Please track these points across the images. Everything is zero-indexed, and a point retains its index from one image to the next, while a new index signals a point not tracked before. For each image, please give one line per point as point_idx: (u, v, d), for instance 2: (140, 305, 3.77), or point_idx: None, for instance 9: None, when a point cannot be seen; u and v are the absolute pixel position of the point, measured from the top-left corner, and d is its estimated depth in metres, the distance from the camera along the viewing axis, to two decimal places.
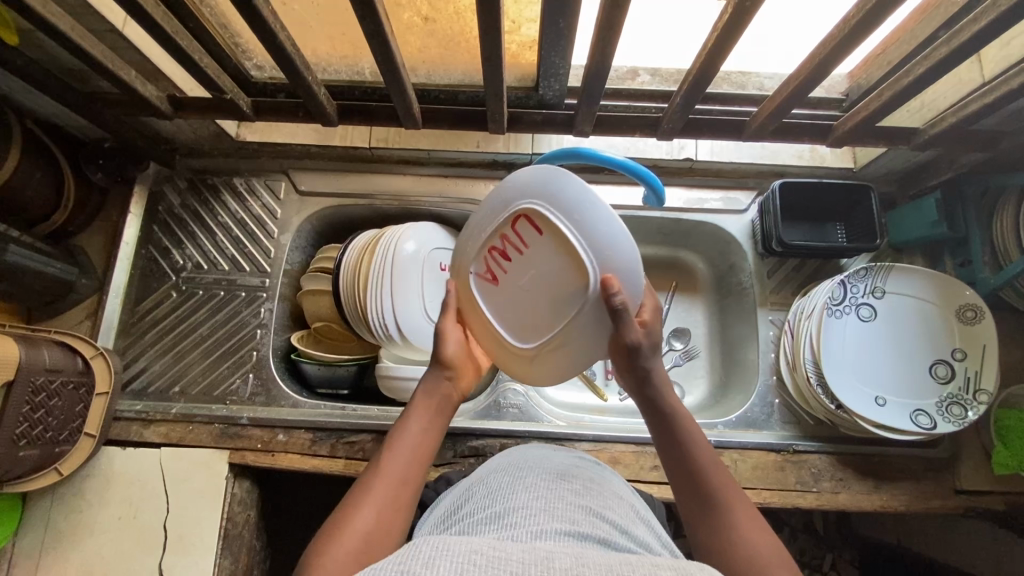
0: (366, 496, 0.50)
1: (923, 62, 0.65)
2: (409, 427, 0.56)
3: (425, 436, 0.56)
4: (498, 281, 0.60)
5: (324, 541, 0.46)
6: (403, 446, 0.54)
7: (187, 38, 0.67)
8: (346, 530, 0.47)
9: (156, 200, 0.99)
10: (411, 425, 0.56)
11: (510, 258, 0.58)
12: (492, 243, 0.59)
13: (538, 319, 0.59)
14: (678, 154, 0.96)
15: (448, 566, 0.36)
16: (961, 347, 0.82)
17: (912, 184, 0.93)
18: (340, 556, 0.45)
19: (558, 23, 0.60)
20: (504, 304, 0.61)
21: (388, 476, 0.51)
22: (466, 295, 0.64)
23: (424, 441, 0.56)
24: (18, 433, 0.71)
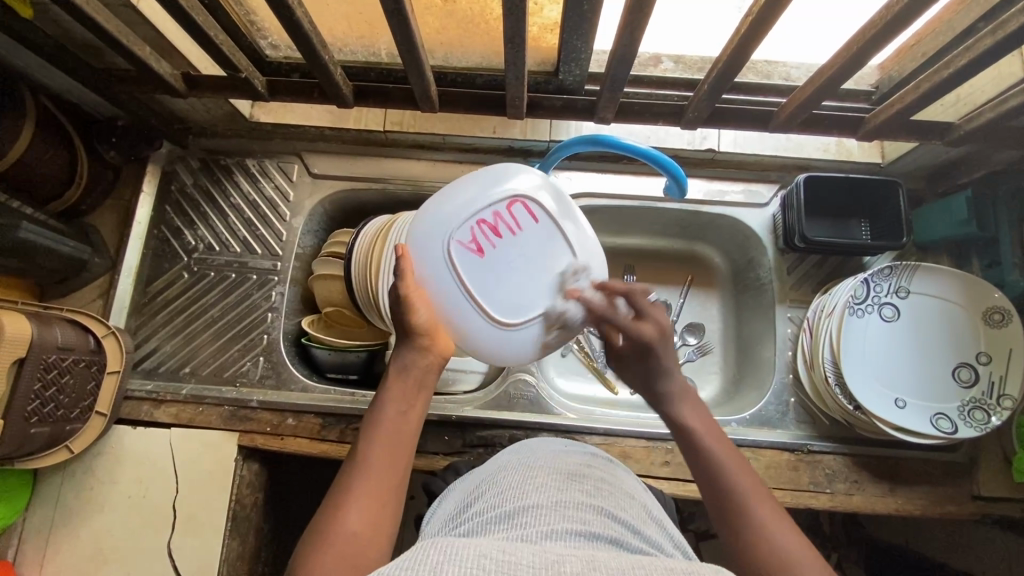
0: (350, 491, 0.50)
1: (964, 54, 0.62)
2: (383, 412, 0.56)
3: (403, 415, 0.57)
4: (484, 255, 0.61)
5: (314, 542, 0.47)
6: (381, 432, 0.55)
7: (202, 13, 0.65)
8: (336, 529, 0.47)
9: (168, 179, 0.98)
10: (386, 408, 0.57)
11: (501, 234, 0.61)
12: (482, 217, 0.61)
13: (524, 296, 0.62)
14: (700, 145, 0.93)
15: (456, 571, 0.35)
16: (987, 351, 0.80)
17: (941, 181, 0.91)
18: (335, 550, 0.46)
19: (583, 5, 0.58)
20: (489, 280, 0.61)
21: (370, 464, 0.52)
22: (422, 269, 0.62)
23: (402, 421, 0.56)
24: (30, 410, 0.70)
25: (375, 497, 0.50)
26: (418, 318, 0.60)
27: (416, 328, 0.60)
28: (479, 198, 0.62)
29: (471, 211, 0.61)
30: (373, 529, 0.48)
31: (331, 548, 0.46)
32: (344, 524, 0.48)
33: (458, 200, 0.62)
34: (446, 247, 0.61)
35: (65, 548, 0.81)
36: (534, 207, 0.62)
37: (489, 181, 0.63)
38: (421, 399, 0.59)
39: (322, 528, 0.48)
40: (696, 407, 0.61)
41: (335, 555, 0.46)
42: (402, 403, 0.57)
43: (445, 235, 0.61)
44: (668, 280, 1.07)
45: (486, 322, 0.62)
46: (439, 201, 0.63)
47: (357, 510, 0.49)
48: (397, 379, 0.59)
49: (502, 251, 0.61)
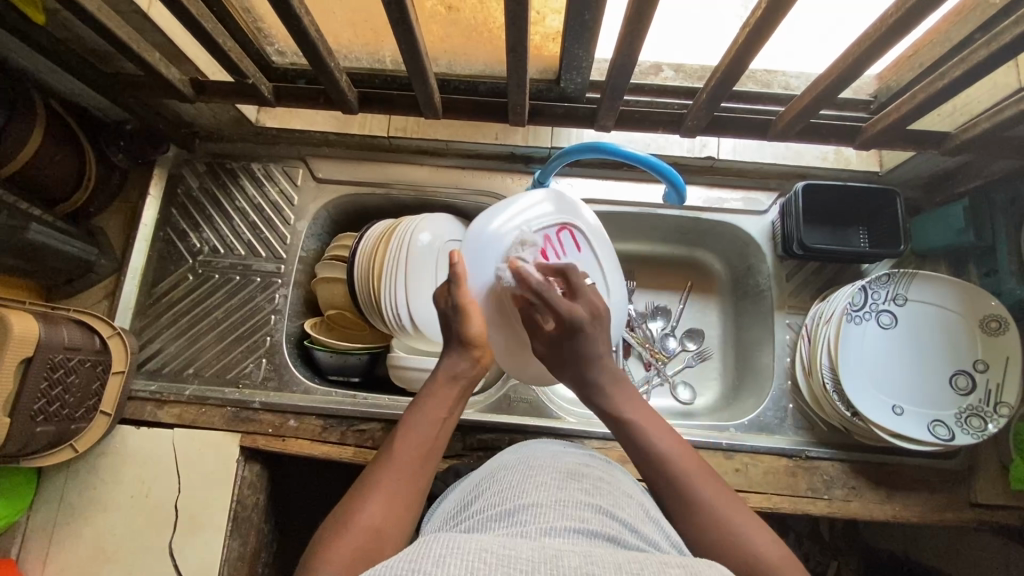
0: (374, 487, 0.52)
1: (959, 65, 0.63)
2: (415, 417, 0.59)
3: (434, 421, 0.59)
4: (533, 273, 0.69)
5: (334, 531, 0.48)
6: (412, 434, 0.57)
7: (211, 21, 0.66)
8: (356, 519, 0.48)
9: (175, 182, 1.00)
10: (418, 414, 0.60)
11: (550, 258, 0.71)
12: (535, 238, 0.70)
13: None
14: (699, 152, 0.95)
15: (457, 565, 0.36)
16: (984, 358, 0.80)
17: (939, 190, 0.91)
18: (354, 539, 0.47)
19: (584, 14, 0.59)
20: None
21: (396, 463, 0.54)
22: (478, 280, 0.67)
23: (435, 429, 0.59)
24: (36, 409, 0.71)
25: (400, 495, 0.52)
26: (469, 329, 0.65)
27: (471, 340, 0.65)
28: (532, 223, 0.70)
29: (529, 232, 0.70)
30: (395, 524, 0.49)
31: (350, 536, 0.47)
32: (367, 512, 0.49)
33: (518, 219, 0.70)
34: (504, 263, 0.67)
35: (67, 547, 0.82)
36: (579, 237, 0.73)
37: (529, 207, 0.71)
38: (452, 410, 0.62)
39: (347, 514, 0.49)
40: (629, 396, 0.63)
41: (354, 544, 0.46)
42: (438, 406, 0.61)
43: (507, 251, 0.68)
44: (668, 286, 1.08)
45: (527, 336, 0.69)
46: (493, 220, 0.69)
47: (381, 503, 0.50)
48: (439, 384, 0.63)
49: (545, 272, 0.70)
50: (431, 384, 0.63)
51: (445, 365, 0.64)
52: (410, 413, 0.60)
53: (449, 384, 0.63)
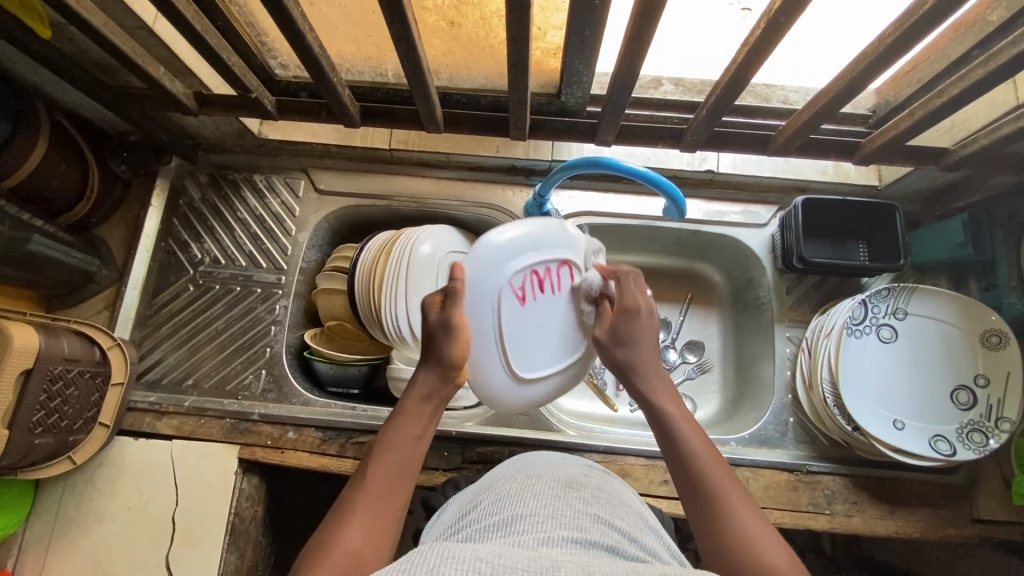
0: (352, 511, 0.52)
1: (956, 83, 0.63)
2: (391, 438, 0.59)
3: (410, 441, 0.60)
4: (525, 303, 0.71)
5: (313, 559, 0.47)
6: (387, 457, 0.57)
7: (216, 36, 0.67)
8: (335, 544, 0.48)
9: (177, 193, 1.00)
10: (393, 434, 0.60)
11: (543, 290, 0.72)
12: (535, 269, 0.71)
13: (538, 349, 0.73)
14: (698, 166, 0.95)
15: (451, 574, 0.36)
16: (984, 373, 0.80)
17: (938, 204, 0.92)
18: (332, 566, 0.46)
19: (584, 30, 0.60)
20: (523, 325, 0.71)
21: (374, 484, 0.55)
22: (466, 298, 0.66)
23: (410, 448, 0.59)
24: (34, 421, 0.71)
25: (378, 516, 0.52)
26: (453, 350, 0.65)
27: (451, 361, 0.65)
28: (539, 252, 0.71)
29: (528, 263, 0.70)
30: (374, 549, 0.49)
31: (328, 565, 0.47)
32: (346, 539, 0.49)
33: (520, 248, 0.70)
34: (500, 287, 0.68)
35: (62, 560, 0.81)
36: (575, 274, 0.75)
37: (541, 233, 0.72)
38: (427, 427, 0.62)
39: (325, 542, 0.49)
40: (665, 390, 0.66)
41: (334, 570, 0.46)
42: (413, 426, 0.61)
43: (501, 278, 0.68)
44: (668, 299, 1.08)
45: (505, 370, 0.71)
46: (504, 240, 0.69)
47: (360, 526, 0.50)
48: (413, 403, 0.63)
49: (544, 301, 0.72)
50: (405, 400, 0.63)
51: (419, 383, 0.64)
52: (386, 433, 0.60)
53: (423, 402, 0.63)
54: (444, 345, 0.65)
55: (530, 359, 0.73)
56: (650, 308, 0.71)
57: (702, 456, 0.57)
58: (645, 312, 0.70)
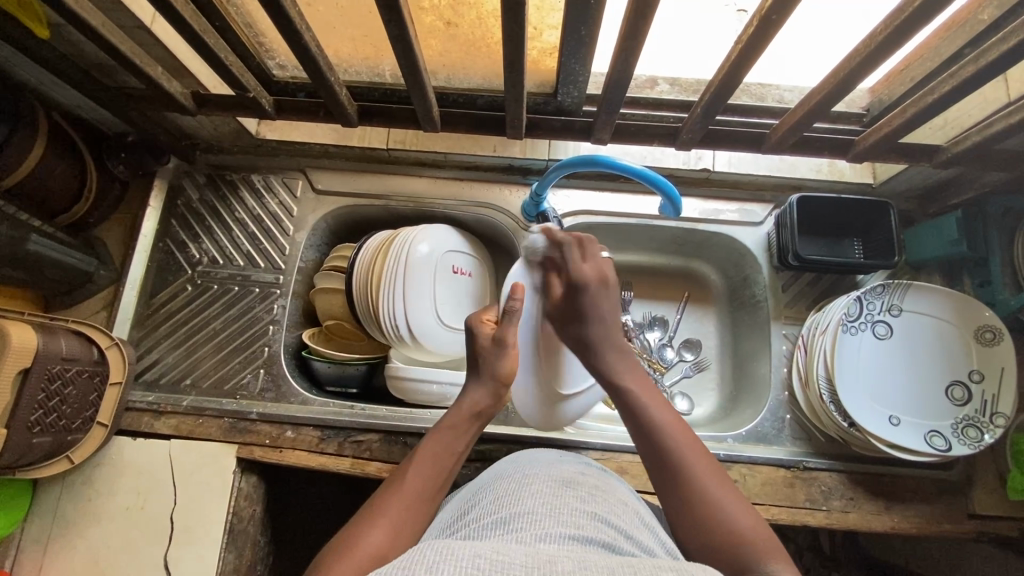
0: (383, 509, 0.53)
1: (948, 80, 0.64)
2: (430, 446, 0.62)
3: (448, 455, 0.62)
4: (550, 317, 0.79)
5: (338, 552, 0.49)
6: (425, 463, 0.59)
7: (213, 36, 0.67)
8: (361, 542, 0.49)
9: (175, 194, 1.00)
10: (432, 442, 0.62)
11: None
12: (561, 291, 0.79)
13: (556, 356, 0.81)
14: (694, 165, 0.96)
15: (450, 570, 0.36)
16: (978, 368, 0.81)
17: (932, 202, 0.92)
18: (357, 562, 0.47)
19: (579, 30, 0.60)
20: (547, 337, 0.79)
21: (408, 486, 0.57)
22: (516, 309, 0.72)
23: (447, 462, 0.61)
24: (32, 420, 0.71)
25: (405, 524, 0.53)
26: (503, 365, 0.69)
27: (504, 377, 0.69)
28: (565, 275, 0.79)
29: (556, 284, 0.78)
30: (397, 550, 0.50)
31: (352, 558, 0.48)
32: (373, 537, 0.50)
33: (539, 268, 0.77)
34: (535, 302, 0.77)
35: (60, 560, 0.81)
36: None
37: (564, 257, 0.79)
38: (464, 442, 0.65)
39: (353, 539, 0.50)
40: (628, 367, 0.69)
41: (357, 559, 0.48)
42: (453, 441, 0.64)
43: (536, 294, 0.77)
44: (665, 297, 1.08)
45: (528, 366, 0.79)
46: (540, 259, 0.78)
47: (390, 520, 0.52)
48: (457, 418, 0.66)
49: None
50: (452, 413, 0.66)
51: (470, 399, 0.67)
52: (425, 442, 0.63)
53: (468, 419, 0.66)
54: (497, 364, 0.69)
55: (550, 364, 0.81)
56: (599, 282, 0.74)
57: (664, 421, 0.62)
58: (595, 285, 0.73)
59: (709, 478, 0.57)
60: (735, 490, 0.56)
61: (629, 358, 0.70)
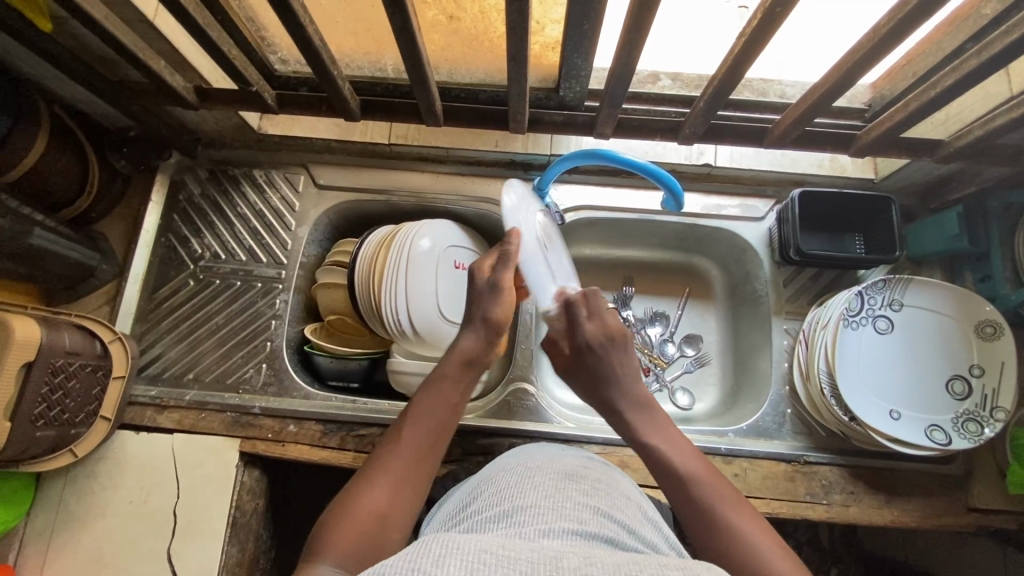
0: (382, 468, 0.53)
1: (950, 74, 0.64)
2: (426, 404, 0.59)
3: (445, 406, 0.60)
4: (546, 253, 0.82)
5: (340, 513, 0.49)
6: (423, 417, 0.58)
7: (216, 30, 0.67)
8: (362, 502, 0.49)
9: (177, 188, 1.00)
10: (427, 400, 0.60)
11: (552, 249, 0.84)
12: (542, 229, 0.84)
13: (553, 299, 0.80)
14: (696, 159, 0.95)
15: (457, 564, 0.36)
16: (979, 363, 0.81)
17: (933, 197, 0.93)
18: (359, 524, 0.47)
19: (582, 24, 0.60)
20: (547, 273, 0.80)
21: (406, 446, 0.55)
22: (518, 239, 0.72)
23: (446, 413, 0.59)
24: (36, 413, 0.71)
25: (406, 482, 0.53)
26: (500, 310, 0.66)
27: (494, 322, 0.65)
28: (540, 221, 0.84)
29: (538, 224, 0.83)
30: (400, 508, 0.50)
31: (355, 520, 0.48)
32: (374, 497, 0.50)
33: (516, 208, 0.81)
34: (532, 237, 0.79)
35: (64, 553, 0.82)
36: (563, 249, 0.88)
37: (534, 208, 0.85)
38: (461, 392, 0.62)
39: (353, 498, 0.50)
40: (658, 423, 0.63)
41: (356, 527, 0.47)
42: (448, 392, 0.61)
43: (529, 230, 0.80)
44: (666, 293, 1.08)
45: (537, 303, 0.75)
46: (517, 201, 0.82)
47: (388, 484, 0.51)
48: (451, 368, 0.63)
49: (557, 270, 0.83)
50: (447, 363, 0.63)
51: (463, 346, 0.64)
52: (421, 396, 0.60)
53: (463, 368, 0.63)
54: (489, 308, 0.66)
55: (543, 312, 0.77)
56: (607, 340, 0.69)
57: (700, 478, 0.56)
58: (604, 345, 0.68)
59: (755, 531, 0.51)
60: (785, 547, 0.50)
61: (657, 413, 0.64)
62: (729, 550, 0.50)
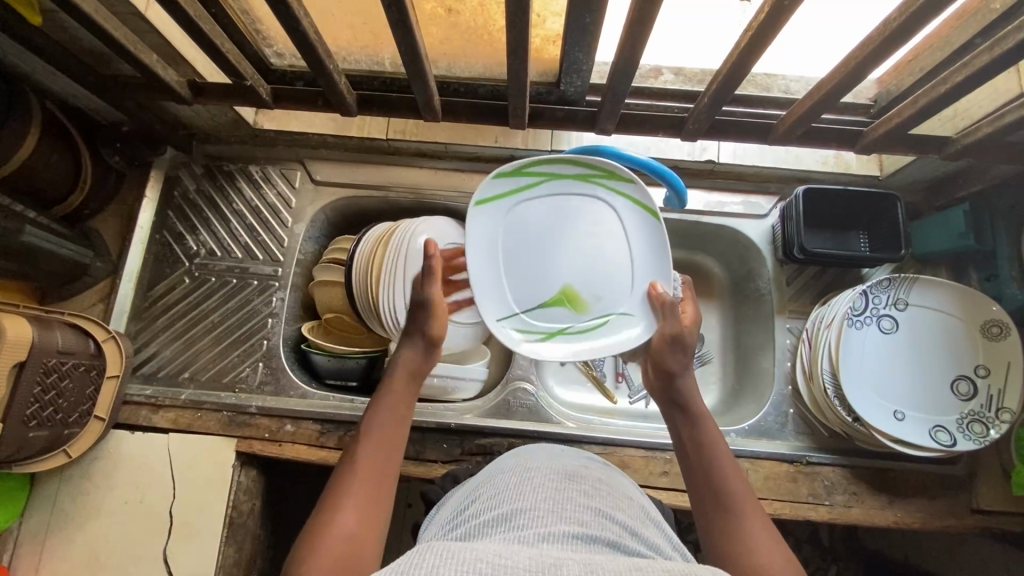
0: (344, 490, 0.52)
1: (960, 70, 0.63)
2: (379, 420, 0.59)
3: (397, 417, 0.60)
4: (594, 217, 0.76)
5: (308, 545, 0.47)
6: (375, 433, 0.57)
7: (210, 23, 0.66)
8: (328, 530, 0.48)
9: (172, 184, 0.99)
10: (378, 416, 0.59)
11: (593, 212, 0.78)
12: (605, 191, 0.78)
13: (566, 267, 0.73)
14: (699, 156, 0.94)
15: (452, 574, 0.36)
16: (985, 363, 0.80)
17: (939, 194, 0.91)
18: (331, 552, 0.46)
19: (584, 17, 0.58)
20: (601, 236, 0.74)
21: (364, 463, 0.55)
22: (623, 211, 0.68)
23: (397, 423, 0.59)
24: (28, 414, 0.70)
25: (370, 501, 0.52)
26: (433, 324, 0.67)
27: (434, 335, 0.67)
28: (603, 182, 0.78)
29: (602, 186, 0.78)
30: (368, 529, 0.50)
31: (326, 550, 0.46)
32: (341, 522, 0.49)
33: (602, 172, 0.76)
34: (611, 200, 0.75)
35: (59, 554, 0.81)
36: None
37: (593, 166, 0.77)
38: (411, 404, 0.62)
39: (319, 527, 0.49)
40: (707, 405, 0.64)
41: (328, 557, 0.46)
42: (398, 403, 0.61)
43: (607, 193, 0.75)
44: None
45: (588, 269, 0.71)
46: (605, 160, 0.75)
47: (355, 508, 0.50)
48: (395, 381, 0.63)
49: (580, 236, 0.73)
50: (392, 376, 0.64)
51: (403, 360, 0.65)
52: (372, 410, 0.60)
53: (410, 379, 0.64)
54: (424, 321, 0.67)
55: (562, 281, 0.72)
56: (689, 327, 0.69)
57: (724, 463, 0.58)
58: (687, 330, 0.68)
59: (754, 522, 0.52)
60: (786, 551, 0.50)
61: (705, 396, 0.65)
62: (724, 534, 0.52)
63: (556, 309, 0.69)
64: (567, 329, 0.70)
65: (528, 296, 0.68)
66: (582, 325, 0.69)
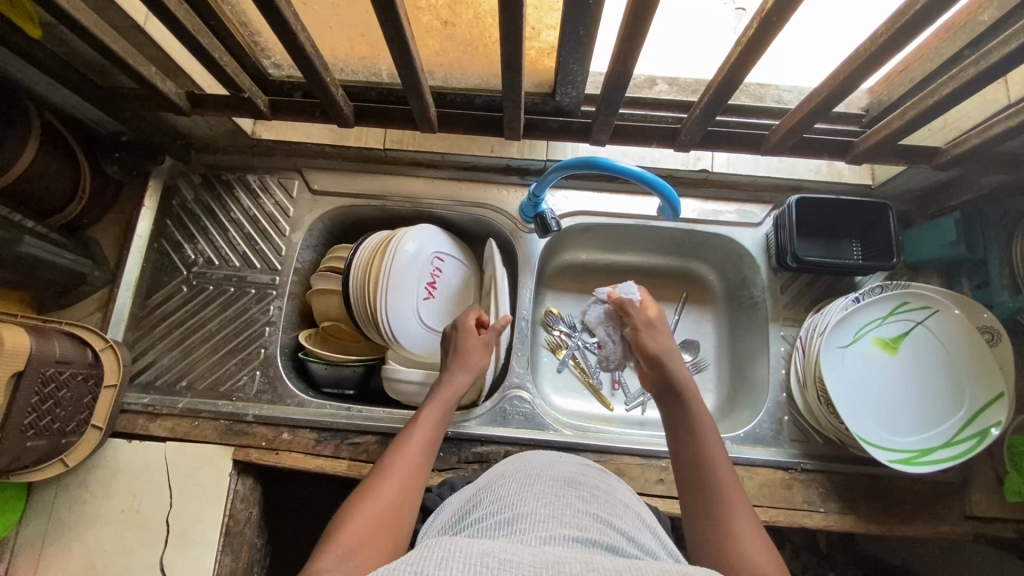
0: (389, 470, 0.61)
1: (948, 82, 0.64)
2: (422, 425, 0.68)
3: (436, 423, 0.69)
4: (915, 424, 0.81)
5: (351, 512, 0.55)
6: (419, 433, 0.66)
7: (208, 36, 0.67)
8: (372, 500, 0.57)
9: (170, 193, 1.00)
10: (426, 416, 0.70)
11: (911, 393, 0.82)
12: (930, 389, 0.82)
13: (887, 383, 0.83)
14: (694, 165, 0.97)
15: (460, 566, 0.36)
16: (970, 416, 0.79)
17: (931, 203, 0.93)
18: (371, 517, 0.55)
19: (578, 30, 0.59)
20: (929, 383, 0.82)
21: (411, 450, 0.64)
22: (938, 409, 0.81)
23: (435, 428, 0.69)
24: (26, 424, 0.71)
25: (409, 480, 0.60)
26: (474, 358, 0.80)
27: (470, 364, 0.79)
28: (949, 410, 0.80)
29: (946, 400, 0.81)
30: (403, 501, 0.58)
31: (368, 515, 0.55)
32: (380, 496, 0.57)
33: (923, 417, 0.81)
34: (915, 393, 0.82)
35: (55, 563, 0.81)
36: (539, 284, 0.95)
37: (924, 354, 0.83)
38: (446, 419, 0.71)
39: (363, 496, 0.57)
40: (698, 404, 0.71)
41: (367, 521, 0.54)
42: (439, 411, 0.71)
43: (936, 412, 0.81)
44: (664, 298, 1.08)
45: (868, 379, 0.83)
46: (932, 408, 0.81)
47: (392, 488, 0.58)
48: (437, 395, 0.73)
49: (930, 371, 0.83)
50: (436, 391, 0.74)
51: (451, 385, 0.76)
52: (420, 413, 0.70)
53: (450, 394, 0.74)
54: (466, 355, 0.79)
55: (920, 397, 0.82)
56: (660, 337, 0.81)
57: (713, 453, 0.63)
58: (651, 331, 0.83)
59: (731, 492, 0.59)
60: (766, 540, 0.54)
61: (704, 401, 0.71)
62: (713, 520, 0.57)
63: (895, 324, 0.84)
64: (878, 338, 0.84)
65: (919, 357, 0.83)
66: (873, 329, 0.84)
